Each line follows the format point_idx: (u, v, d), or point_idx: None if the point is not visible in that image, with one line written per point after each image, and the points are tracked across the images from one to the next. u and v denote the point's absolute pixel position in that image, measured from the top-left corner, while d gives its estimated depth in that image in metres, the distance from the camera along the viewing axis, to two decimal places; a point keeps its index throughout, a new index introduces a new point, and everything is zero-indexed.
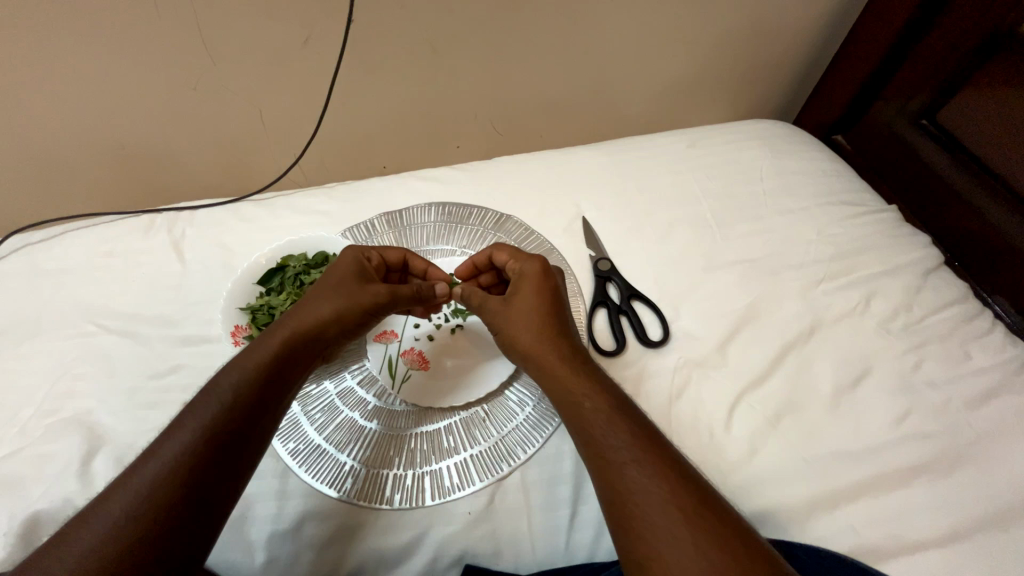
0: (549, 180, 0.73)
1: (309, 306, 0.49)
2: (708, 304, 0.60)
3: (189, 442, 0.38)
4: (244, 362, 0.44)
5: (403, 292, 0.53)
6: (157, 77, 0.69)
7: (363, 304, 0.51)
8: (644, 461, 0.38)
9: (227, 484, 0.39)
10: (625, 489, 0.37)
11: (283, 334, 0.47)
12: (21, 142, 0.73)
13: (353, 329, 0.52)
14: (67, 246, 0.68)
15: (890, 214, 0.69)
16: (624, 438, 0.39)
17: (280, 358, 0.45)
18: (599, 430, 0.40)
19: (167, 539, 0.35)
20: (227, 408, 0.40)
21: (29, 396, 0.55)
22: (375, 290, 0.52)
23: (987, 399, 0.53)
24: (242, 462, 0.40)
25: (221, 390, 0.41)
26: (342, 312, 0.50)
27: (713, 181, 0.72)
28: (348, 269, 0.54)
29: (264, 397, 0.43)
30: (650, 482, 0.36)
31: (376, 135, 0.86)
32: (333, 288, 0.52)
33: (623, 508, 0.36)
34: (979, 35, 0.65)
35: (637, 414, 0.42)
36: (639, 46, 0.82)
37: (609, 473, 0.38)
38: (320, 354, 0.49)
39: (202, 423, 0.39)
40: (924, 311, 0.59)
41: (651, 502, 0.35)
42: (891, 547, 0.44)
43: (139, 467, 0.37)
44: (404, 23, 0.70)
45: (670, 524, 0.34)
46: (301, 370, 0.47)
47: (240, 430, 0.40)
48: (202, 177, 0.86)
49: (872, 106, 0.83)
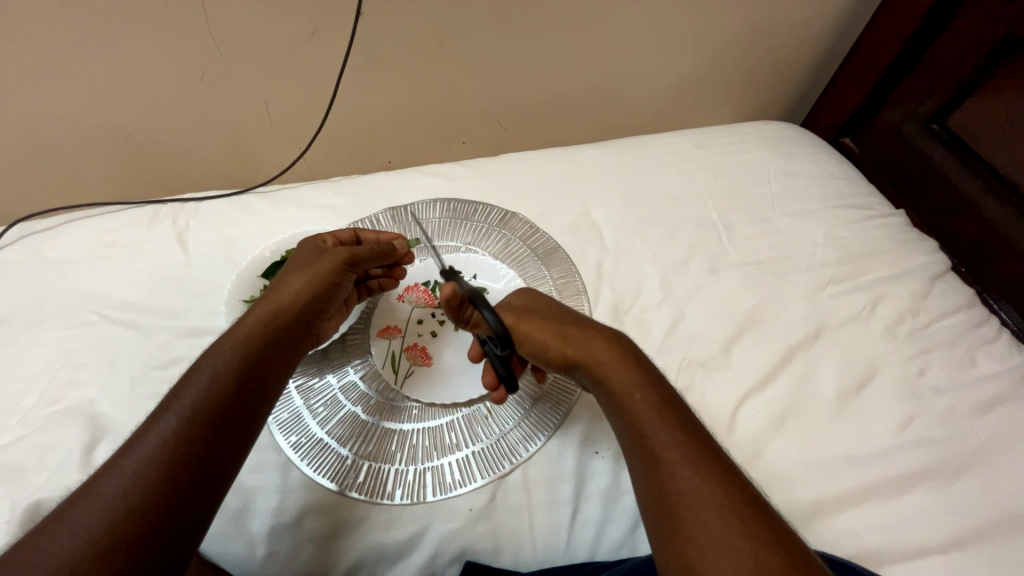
0: (555, 179, 0.73)
1: (283, 289, 0.50)
2: (713, 306, 0.60)
3: (182, 421, 0.39)
4: (225, 343, 0.45)
5: (362, 254, 0.54)
6: (162, 65, 0.69)
7: (328, 270, 0.52)
8: (695, 464, 0.37)
9: (226, 461, 0.40)
10: (675, 487, 0.37)
11: (261, 317, 0.47)
12: (24, 130, 0.72)
13: (331, 300, 0.53)
14: (70, 235, 0.68)
15: (897, 219, 0.69)
16: (673, 435, 0.39)
17: (259, 334, 0.46)
18: (650, 427, 0.41)
19: (171, 515, 0.35)
20: (215, 386, 0.41)
21: (31, 385, 0.55)
22: (336, 257, 0.53)
23: (992, 406, 0.52)
24: (238, 439, 0.41)
25: (203, 376, 0.42)
26: (314, 282, 0.51)
27: (720, 182, 0.72)
28: (307, 250, 0.55)
29: (249, 371, 0.44)
30: (700, 485, 0.36)
31: (382, 131, 0.86)
32: (299, 268, 0.52)
33: (669, 507, 0.36)
34: (993, 40, 0.65)
35: (691, 418, 0.42)
36: (647, 45, 0.82)
37: (660, 473, 0.38)
38: (304, 328, 0.51)
39: (190, 403, 0.40)
40: (930, 317, 0.59)
41: (704, 504, 0.35)
42: (892, 551, 0.44)
43: (127, 453, 0.37)
44: (413, 19, 0.70)
45: (725, 529, 0.34)
46: (285, 345, 0.48)
47: (229, 405, 0.41)
48: (207, 169, 0.86)
49: (882, 110, 0.83)
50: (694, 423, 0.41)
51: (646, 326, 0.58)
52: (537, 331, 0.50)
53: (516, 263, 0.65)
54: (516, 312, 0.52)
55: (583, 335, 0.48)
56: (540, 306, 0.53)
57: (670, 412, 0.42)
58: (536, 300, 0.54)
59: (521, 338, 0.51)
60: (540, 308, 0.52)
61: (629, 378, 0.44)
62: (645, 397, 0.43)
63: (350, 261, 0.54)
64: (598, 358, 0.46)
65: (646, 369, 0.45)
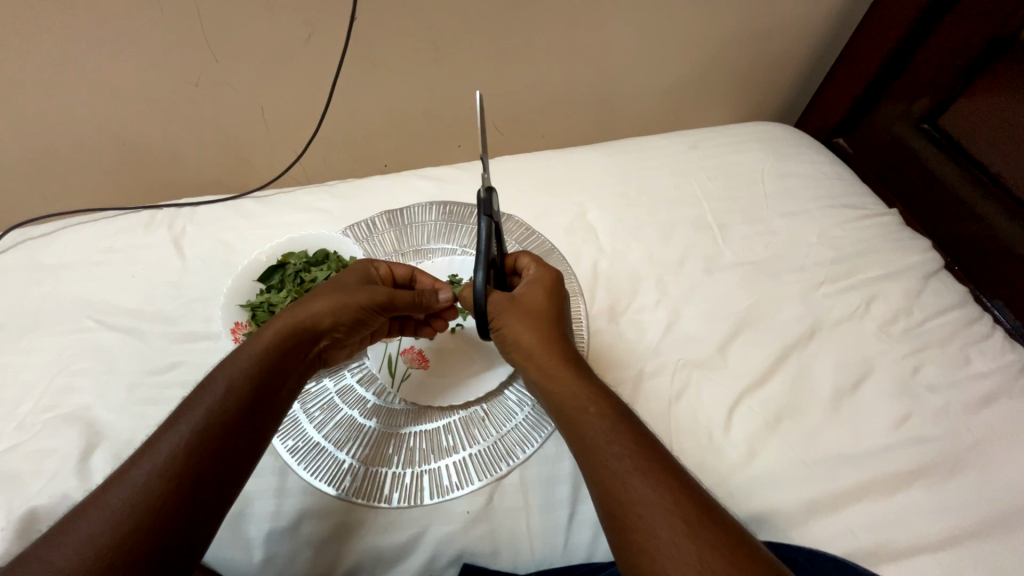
0: (550, 181, 0.73)
1: (309, 307, 0.49)
2: (709, 306, 0.60)
3: (192, 433, 0.39)
4: (242, 354, 0.45)
5: (401, 300, 0.53)
6: (159, 70, 0.69)
7: (358, 306, 0.51)
8: (651, 473, 0.38)
9: (230, 480, 0.39)
10: (627, 499, 0.37)
11: (278, 331, 0.47)
12: (21, 137, 0.73)
13: (348, 332, 0.52)
14: (67, 241, 0.68)
15: (891, 218, 0.69)
16: (627, 447, 0.39)
17: (277, 354, 0.46)
18: (603, 440, 0.40)
19: (173, 530, 0.35)
20: (229, 399, 0.41)
21: (28, 391, 0.54)
22: (373, 295, 0.52)
23: (986, 403, 0.53)
24: (243, 456, 0.41)
25: (216, 388, 0.42)
26: (339, 312, 0.50)
27: (715, 183, 0.72)
28: (354, 276, 0.54)
29: (263, 388, 0.44)
30: (654, 494, 0.36)
31: (379, 133, 0.86)
32: (334, 290, 0.52)
33: (624, 518, 0.36)
34: (982, 40, 0.66)
35: (642, 427, 0.42)
36: (640, 47, 0.82)
37: (614, 484, 0.38)
38: (314, 352, 0.50)
39: (203, 415, 0.40)
40: (924, 315, 0.59)
41: (655, 515, 0.35)
42: (889, 549, 0.44)
43: (136, 461, 0.37)
44: (407, 22, 0.71)
45: (673, 537, 0.34)
46: (294, 367, 0.48)
47: (239, 422, 0.41)
48: (204, 174, 0.86)
49: (873, 110, 0.83)
50: (646, 433, 0.41)
51: (642, 326, 0.58)
52: (518, 326, 0.49)
53: None
54: (510, 301, 0.50)
55: (548, 345, 0.48)
56: (532, 300, 0.51)
57: (623, 425, 0.41)
58: (531, 293, 0.51)
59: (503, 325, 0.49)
60: (526, 305, 0.50)
61: (582, 392, 0.44)
62: (598, 409, 0.42)
63: (385, 304, 0.52)
64: (556, 372, 0.46)
65: (595, 383, 0.45)
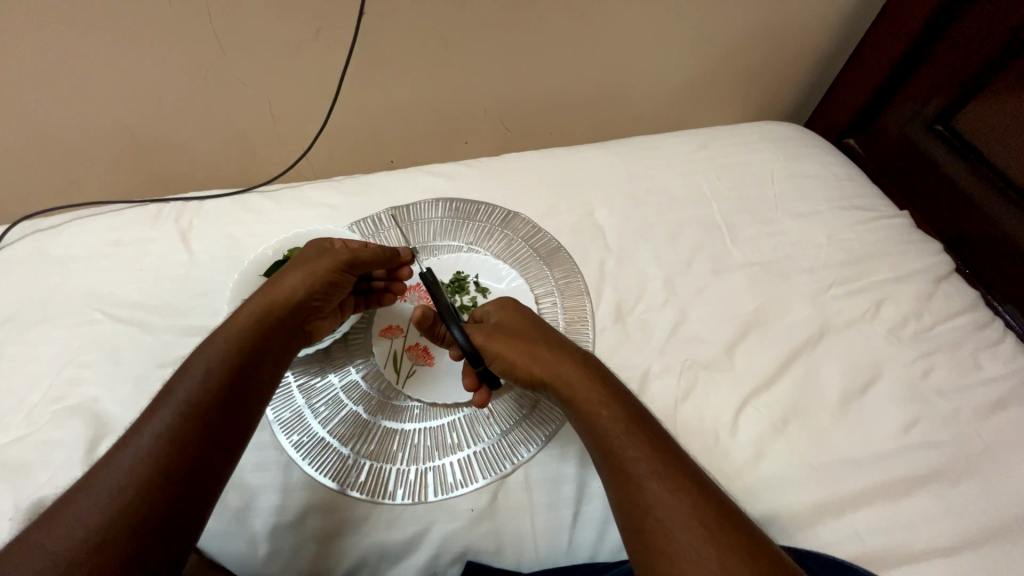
0: (558, 179, 0.73)
1: (277, 282, 0.50)
2: (717, 307, 0.59)
3: (172, 417, 0.40)
4: (217, 338, 0.45)
5: (364, 258, 0.54)
6: (165, 63, 0.69)
7: (328, 269, 0.52)
8: (665, 476, 0.38)
9: (220, 460, 0.40)
10: (642, 503, 0.38)
11: (252, 313, 0.48)
12: (29, 130, 0.73)
13: (326, 299, 0.53)
14: (75, 234, 0.68)
15: (903, 220, 0.69)
16: (640, 449, 0.40)
17: (255, 331, 0.47)
18: (619, 443, 0.41)
19: (167, 510, 0.36)
20: (208, 382, 0.42)
21: (35, 383, 0.55)
22: (335, 258, 0.53)
23: (997, 408, 0.52)
24: (231, 436, 0.42)
25: (194, 373, 0.42)
26: (311, 281, 0.51)
27: (724, 182, 0.72)
28: (311, 249, 0.55)
29: (243, 367, 0.44)
30: (670, 496, 0.37)
31: (387, 129, 0.86)
32: (298, 263, 0.52)
33: (642, 521, 0.37)
34: (997, 41, 0.65)
35: (658, 430, 0.42)
36: (651, 43, 0.82)
37: (630, 486, 0.39)
38: (296, 324, 0.51)
39: (182, 399, 0.41)
40: (934, 319, 0.59)
41: (671, 516, 0.36)
42: (895, 555, 0.44)
43: (120, 448, 0.38)
44: (416, 17, 0.70)
45: (692, 539, 0.34)
46: (275, 344, 0.48)
47: (222, 403, 0.42)
48: (211, 168, 0.86)
49: (886, 110, 0.82)
50: (663, 435, 0.42)
51: (648, 327, 0.58)
52: (506, 349, 0.50)
53: (518, 263, 0.65)
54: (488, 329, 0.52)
55: (553, 354, 0.49)
56: (512, 324, 0.53)
57: (638, 427, 0.42)
58: (513, 318, 0.54)
59: (490, 355, 0.51)
60: (514, 327, 0.52)
61: (596, 396, 0.45)
62: (613, 414, 0.43)
63: (350, 263, 0.53)
64: (567, 377, 0.47)
65: (611, 384, 0.46)
